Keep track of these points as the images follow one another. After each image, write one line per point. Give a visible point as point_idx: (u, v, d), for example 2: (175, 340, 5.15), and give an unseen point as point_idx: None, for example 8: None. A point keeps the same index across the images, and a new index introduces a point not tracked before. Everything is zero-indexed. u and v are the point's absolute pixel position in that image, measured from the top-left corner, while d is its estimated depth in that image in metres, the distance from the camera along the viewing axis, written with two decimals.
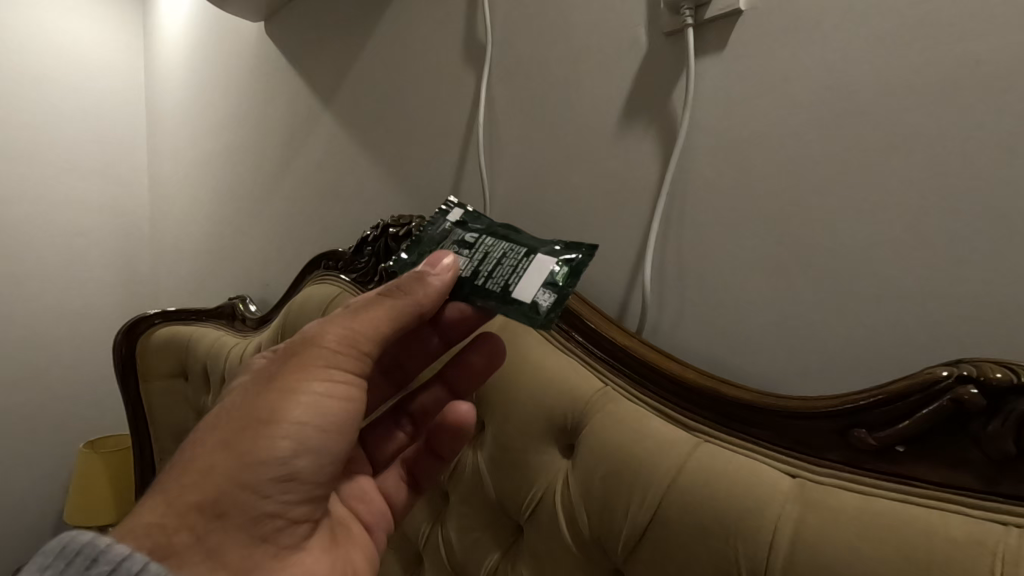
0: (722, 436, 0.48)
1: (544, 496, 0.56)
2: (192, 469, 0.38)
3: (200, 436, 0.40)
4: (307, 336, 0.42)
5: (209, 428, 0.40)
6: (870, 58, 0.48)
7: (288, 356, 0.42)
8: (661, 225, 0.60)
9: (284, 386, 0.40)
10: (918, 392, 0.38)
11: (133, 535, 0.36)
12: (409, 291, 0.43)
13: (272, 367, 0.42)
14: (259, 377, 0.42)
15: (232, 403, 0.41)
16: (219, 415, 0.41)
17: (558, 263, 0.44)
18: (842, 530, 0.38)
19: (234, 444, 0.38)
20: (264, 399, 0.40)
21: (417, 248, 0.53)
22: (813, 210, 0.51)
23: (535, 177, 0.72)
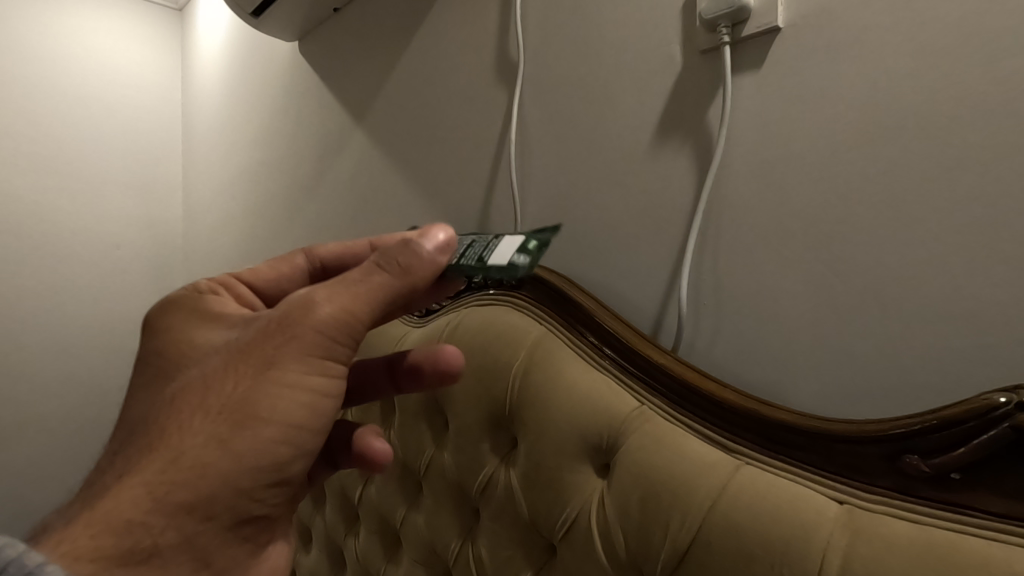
0: (765, 459, 0.47)
1: (579, 515, 0.55)
2: (179, 464, 0.37)
3: (176, 417, 0.38)
4: (300, 311, 0.39)
5: (191, 411, 0.38)
6: (916, 75, 0.47)
7: (277, 337, 0.39)
8: (697, 242, 0.60)
9: (278, 376, 0.39)
10: (973, 418, 0.37)
11: (108, 533, 0.35)
12: (411, 275, 0.39)
13: (260, 347, 0.39)
14: (246, 357, 0.39)
15: (216, 385, 0.38)
16: (202, 399, 0.38)
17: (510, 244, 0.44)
18: (897, 561, 0.37)
19: (226, 439, 0.37)
20: (258, 391, 0.38)
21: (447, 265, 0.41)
22: (856, 229, 0.50)
23: (567, 193, 0.73)
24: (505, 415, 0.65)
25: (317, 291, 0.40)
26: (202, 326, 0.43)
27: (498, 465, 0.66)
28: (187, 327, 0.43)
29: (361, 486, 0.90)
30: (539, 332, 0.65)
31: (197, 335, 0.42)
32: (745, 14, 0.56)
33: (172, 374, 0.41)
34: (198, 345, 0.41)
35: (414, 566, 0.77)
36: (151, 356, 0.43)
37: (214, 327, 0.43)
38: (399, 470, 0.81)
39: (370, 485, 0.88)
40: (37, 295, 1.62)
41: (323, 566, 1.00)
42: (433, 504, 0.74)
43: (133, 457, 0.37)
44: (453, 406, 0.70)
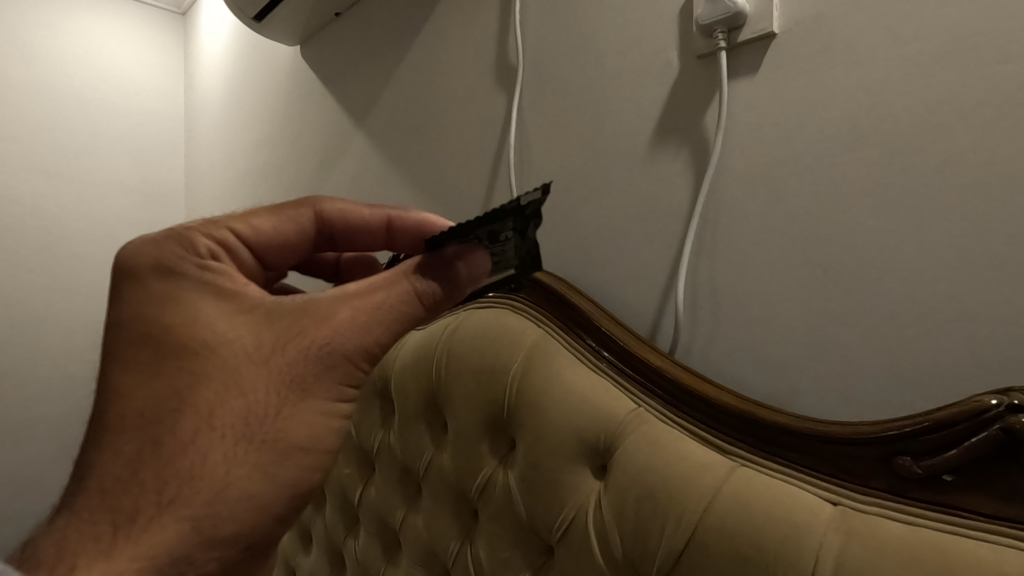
0: (760, 461, 0.47)
1: (576, 517, 0.56)
2: (227, 492, 0.39)
3: (215, 444, 0.39)
4: (338, 339, 0.42)
5: (233, 438, 0.39)
6: (909, 81, 0.48)
7: (316, 363, 0.41)
8: (694, 246, 0.60)
9: (316, 406, 0.42)
10: (966, 420, 0.37)
11: (156, 561, 0.36)
12: (440, 307, 0.45)
13: (300, 370, 0.41)
14: (284, 380, 0.41)
15: (256, 409, 0.40)
16: (243, 425, 0.39)
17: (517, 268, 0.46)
18: (888, 561, 0.37)
19: (269, 470, 0.40)
20: (297, 420, 0.41)
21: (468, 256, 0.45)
22: (850, 233, 0.50)
23: (566, 197, 0.73)
24: (503, 416, 0.65)
25: (353, 315, 0.42)
26: (215, 313, 0.41)
27: (496, 466, 0.66)
28: (201, 306, 0.41)
29: (361, 487, 0.90)
30: (536, 335, 0.66)
31: (213, 328, 0.40)
32: (741, 20, 0.56)
33: (191, 378, 0.39)
34: (218, 344, 0.40)
35: (413, 567, 0.78)
36: (151, 346, 0.39)
37: (229, 319, 0.41)
38: (399, 471, 0.82)
39: (370, 486, 0.88)
40: (39, 298, 1.62)
41: (322, 568, 1.00)
42: (432, 506, 0.74)
43: (168, 481, 0.37)
44: (452, 407, 0.71)
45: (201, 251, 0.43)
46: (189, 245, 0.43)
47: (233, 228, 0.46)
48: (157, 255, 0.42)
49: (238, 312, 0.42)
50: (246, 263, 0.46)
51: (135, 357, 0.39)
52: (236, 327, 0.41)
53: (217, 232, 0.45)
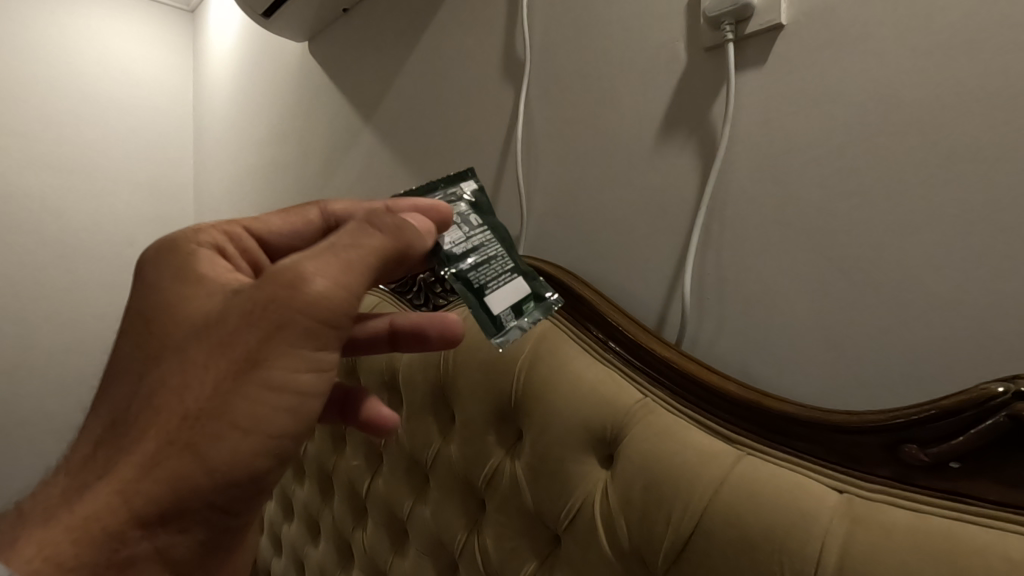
0: (766, 449, 0.48)
1: (583, 506, 0.56)
2: (158, 466, 0.37)
3: (154, 418, 0.38)
4: (292, 296, 0.39)
5: (175, 413, 0.38)
6: (917, 71, 0.48)
7: (265, 330, 0.39)
8: (700, 238, 0.61)
9: (263, 377, 0.39)
10: (972, 407, 0.37)
11: (81, 537, 0.35)
12: (412, 255, 0.42)
13: (248, 338, 0.39)
14: (230, 352, 0.39)
15: (198, 381, 0.38)
16: (188, 396, 0.38)
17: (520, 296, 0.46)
18: (895, 549, 0.37)
19: (202, 444, 0.37)
20: (240, 394, 0.38)
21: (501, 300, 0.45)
22: (856, 226, 0.51)
23: (571, 190, 0.74)
24: (510, 407, 0.66)
25: (309, 274, 0.39)
26: (188, 297, 0.42)
27: (503, 457, 0.67)
28: (175, 289, 0.42)
29: (369, 480, 0.91)
30: (544, 327, 0.66)
31: (184, 311, 0.41)
32: (749, 13, 0.56)
33: (155, 361, 0.40)
34: (183, 325, 0.40)
35: (421, 558, 0.79)
36: (131, 333, 0.41)
37: (198, 300, 0.41)
38: (406, 463, 0.83)
39: (378, 478, 0.89)
40: (49, 292, 1.64)
41: (331, 560, 1.01)
42: (440, 496, 0.75)
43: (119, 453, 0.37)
44: (459, 398, 0.71)
45: (204, 242, 0.46)
46: (198, 236, 0.47)
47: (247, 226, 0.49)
48: (167, 243, 0.46)
49: (208, 294, 0.42)
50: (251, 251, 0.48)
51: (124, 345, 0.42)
52: (203, 308, 0.41)
53: (227, 226, 0.48)
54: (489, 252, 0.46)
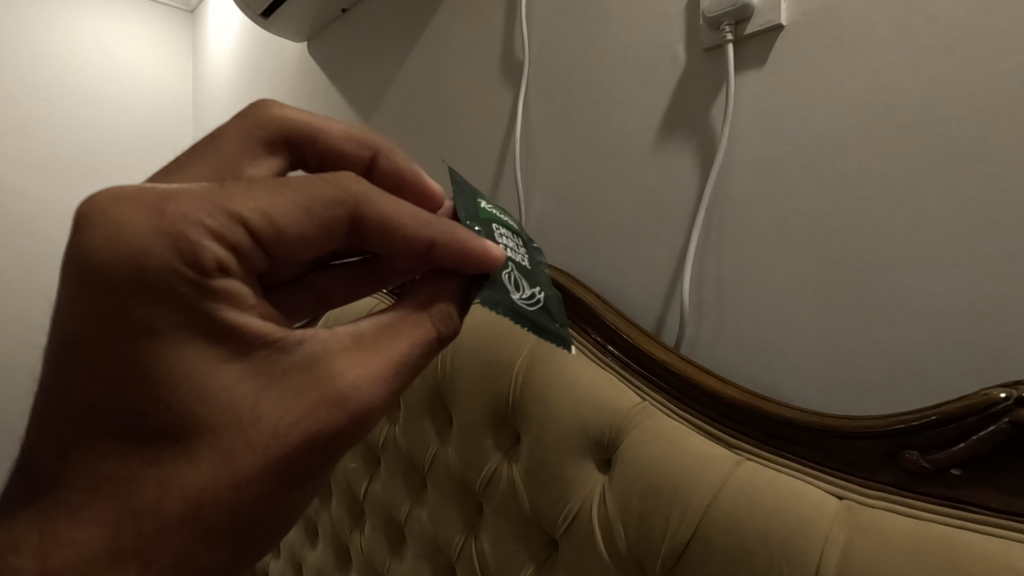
0: (765, 454, 0.47)
1: (581, 510, 0.56)
2: None
3: (171, 548, 0.29)
4: (358, 426, 0.32)
5: (205, 541, 0.30)
6: (917, 73, 0.47)
7: (323, 452, 0.31)
8: (700, 240, 0.60)
9: (305, 486, 0.33)
10: (974, 414, 0.37)
11: None
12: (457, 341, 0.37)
13: (305, 462, 0.31)
14: (285, 473, 0.31)
15: (241, 510, 0.30)
16: (226, 519, 0.30)
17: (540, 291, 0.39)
18: (895, 557, 0.37)
19: (241, 553, 0.32)
20: (284, 508, 0.33)
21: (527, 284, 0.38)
22: (855, 227, 0.50)
23: (570, 191, 0.73)
24: (508, 411, 0.65)
25: (378, 389, 0.32)
26: (212, 366, 0.28)
27: (501, 460, 0.66)
28: (189, 356, 0.27)
29: (367, 482, 0.90)
30: (541, 330, 0.66)
31: (205, 391, 0.28)
32: (748, 13, 0.56)
33: (177, 475, 0.28)
34: (215, 420, 0.28)
35: (418, 561, 0.78)
36: (126, 399, 0.27)
37: (234, 382, 0.29)
38: (404, 465, 0.82)
39: (376, 480, 0.88)
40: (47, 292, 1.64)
41: (328, 562, 1.01)
42: (438, 500, 0.74)
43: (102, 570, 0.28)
44: (457, 401, 0.71)
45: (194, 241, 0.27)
46: (182, 241, 0.26)
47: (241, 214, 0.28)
48: (133, 233, 0.26)
49: (243, 373, 0.29)
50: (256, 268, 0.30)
51: (112, 406, 0.27)
52: (233, 387, 0.29)
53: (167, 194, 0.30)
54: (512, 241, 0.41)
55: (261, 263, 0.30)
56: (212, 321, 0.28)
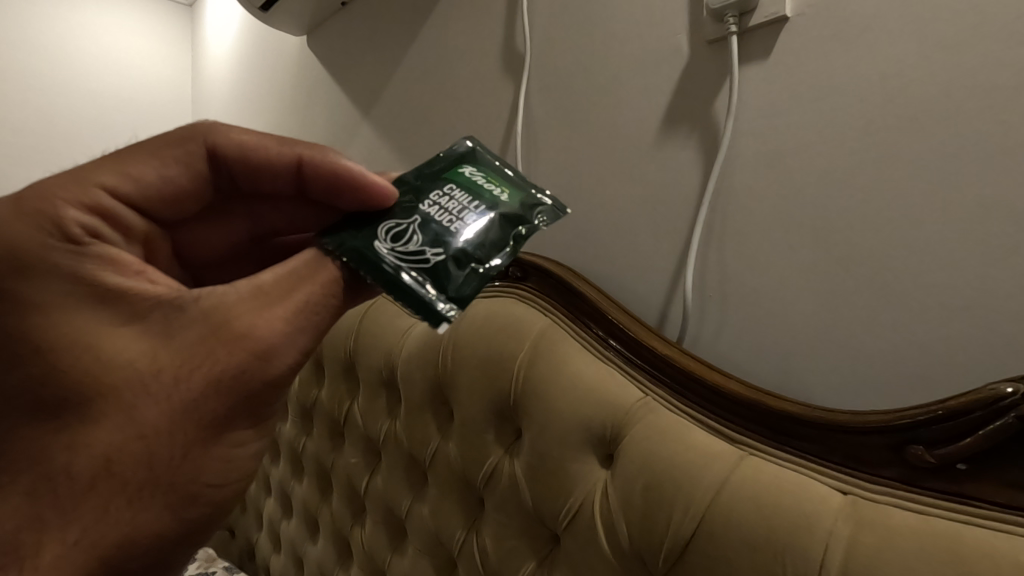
0: (768, 449, 0.47)
1: (583, 505, 0.55)
2: (124, 540, 0.35)
3: (97, 485, 0.34)
4: (254, 367, 0.36)
5: (126, 482, 0.34)
6: (924, 65, 0.47)
7: (230, 393, 0.36)
8: (703, 234, 0.60)
9: (222, 434, 0.38)
10: (979, 408, 0.36)
11: None
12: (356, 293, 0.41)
13: (207, 401, 0.36)
14: (188, 413, 0.35)
15: (156, 449, 0.35)
16: (145, 467, 0.35)
17: (446, 249, 0.40)
18: (900, 553, 0.37)
19: (176, 507, 0.36)
20: (204, 454, 0.37)
21: (428, 243, 0.40)
22: (861, 222, 0.50)
23: (571, 185, 0.73)
24: (509, 406, 0.65)
25: (275, 330, 0.36)
26: (102, 329, 0.35)
27: (502, 455, 0.66)
28: (82, 320, 0.35)
29: (367, 477, 0.90)
30: (542, 325, 0.65)
31: (97, 349, 0.35)
32: (752, 5, 0.55)
33: (85, 418, 0.34)
34: (112, 369, 0.34)
35: (419, 556, 0.78)
36: (32, 375, 0.34)
37: (124, 337, 0.35)
38: (405, 460, 0.82)
39: (376, 476, 0.88)
40: None
41: (329, 557, 1.01)
42: (438, 495, 0.74)
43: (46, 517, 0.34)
44: (457, 395, 0.71)
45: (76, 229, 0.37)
46: (59, 222, 0.37)
47: (106, 185, 0.40)
48: (19, 237, 0.36)
49: (131, 329, 0.36)
50: (134, 228, 0.41)
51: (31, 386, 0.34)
52: (127, 346, 0.35)
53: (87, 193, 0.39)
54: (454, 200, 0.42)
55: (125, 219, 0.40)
56: (88, 282, 0.36)
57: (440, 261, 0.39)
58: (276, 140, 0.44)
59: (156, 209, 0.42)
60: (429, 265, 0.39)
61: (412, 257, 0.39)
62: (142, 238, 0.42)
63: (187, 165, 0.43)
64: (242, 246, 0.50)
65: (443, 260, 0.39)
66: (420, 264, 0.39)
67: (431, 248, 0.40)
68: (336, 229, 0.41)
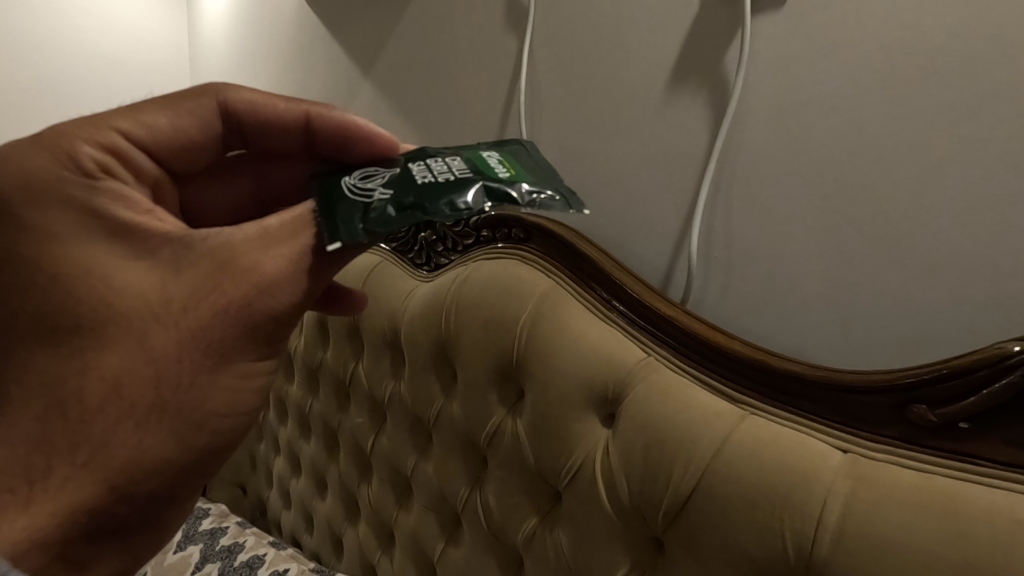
0: (770, 408, 0.47)
1: (585, 463, 0.56)
2: (139, 459, 0.36)
3: (111, 404, 0.35)
4: (261, 298, 0.37)
5: (142, 405, 0.36)
6: (948, 12, 0.44)
7: (236, 324, 0.38)
8: (710, 194, 0.58)
9: (229, 369, 0.39)
10: (985, 367, 0.36)
11: (57, 518, 0.34)
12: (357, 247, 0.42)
13: (219, 334, 0.37)
14: (198, 342, 0.37)
15: (167, 374, 0.37)
16: (152, 393, 0.36)
17: (397, 192, 0.39)
18: (898, 509, 0.37)
19: (184, 433, 0.38)
20: (212, 387, 0.38)
21: (392, 183, 0.40)
22: (874, 180, 0.48)
23: (576, 144, 0.71)
24: (512, 367, 0.65)
25: (278, 268, 0.38)
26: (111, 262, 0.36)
27: (505, 415, 0.67)
28: (92, 250, 0.36)
29: (373, 437, 0.92)
30: (545, 286, 0.65)
31: (111, 281, 0.36)
32: None
33: (96, 344, 0.35)
34: (124, 298, 0.36)
35: (425, 512, 0.80)
36: (44, 299, 0.35)
37: (136, 269, 0.37)
38: (409, 420, 0.83)
39: (382, 435, 0.90)
40: None
41: (338, 513, 1.04)
42: (442, 453, 0.76)
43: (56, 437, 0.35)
44: (461, 356, 0.71)
45: (88, 165, 0.38)
46: (72, 156, 0.37)
47: (121, 130, 0.40)
48: (35, 167, 0.37)
49: (143, 258, 0.37)
50: (145, 171, 0.41)
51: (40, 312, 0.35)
52: (140, 279, 0.36)
53: (102, 134, 0.39)
54: (443, 164, 0.41)
55: (137, 161, 0.40)
56: (101, 217, 0.37)
57: (387, 197, 0.39)
58: (287, 99, 0.44)
59: (168, 158, 0.43)
60: (375, 197, 0.39)
61: (366, 190, 0.40)
62: (151, 181, 0.42)
63: (196, 117, 0.43)
64: (248, 212, 0.49)
65: (388, 197, 0.39)
66: (367, 194, 0.39)
67: (388, 186, 0.40)
68: (341, 172, 0.42)
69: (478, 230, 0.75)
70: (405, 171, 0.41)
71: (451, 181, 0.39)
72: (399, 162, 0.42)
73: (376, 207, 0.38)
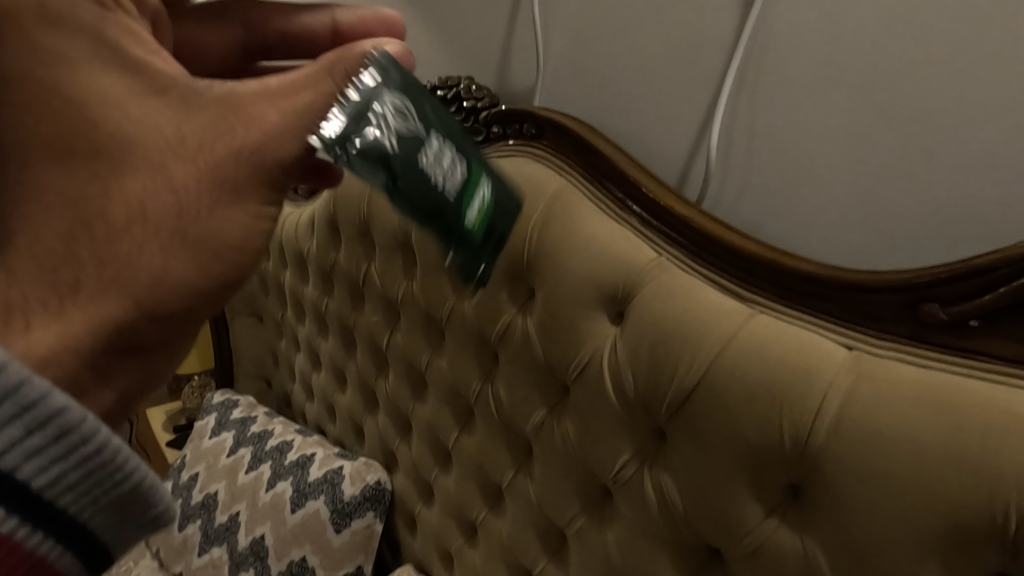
0: (779, 307, 0.47)
1: (591, 360, 0.58)
2: (155, 282, 0.30)
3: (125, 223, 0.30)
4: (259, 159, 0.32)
5: (161, 226, 0.30)
6: None
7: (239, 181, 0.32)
8: (733, 84, 0.55)
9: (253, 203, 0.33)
10: (1004, 265, 0.36)
11: (62, 344, 0.28)
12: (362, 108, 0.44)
13: (243, 156, 0.32)
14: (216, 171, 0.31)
15: (184, 202, 0.31)
16: (174, 220, 0.31)
17: (369, 143, 0.32)
18: (897, 403, 0.39)
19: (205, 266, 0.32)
20: (232, 216, 0.32)
21: (376, 121, 0.32)
22: (912, 65, 0.45)
23: (590, 29, 0.66)
24: (523, 266, 0.65)
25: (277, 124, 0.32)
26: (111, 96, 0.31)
27: (515, 314, 0.68)
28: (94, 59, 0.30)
29: (388, 334, 0.95)
30: (556, 185, 0.63)
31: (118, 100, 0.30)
32: None
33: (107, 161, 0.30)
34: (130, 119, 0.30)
35: (440, 404, 0.85)
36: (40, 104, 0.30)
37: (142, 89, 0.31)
38: (423, 319, 0.85)
39: (397, 333, 0.93)
40: None
41: (358, 404, 1.11)
42: (455, 349, 0.78)
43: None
44: None
45: None
46: None
47: None
48: None
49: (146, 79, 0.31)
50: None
51: (34, 126, 0.30)
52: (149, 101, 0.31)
53: None
54: (433, 146, 0.34)
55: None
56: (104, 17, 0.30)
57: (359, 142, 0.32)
58: None
59: None
60: (338, 131, 0.32)
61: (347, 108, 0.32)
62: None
63: None
64: (237, 61, 0.45)
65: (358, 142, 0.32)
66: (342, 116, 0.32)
67: (362, 121, 0.32)
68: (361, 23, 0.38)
69: (487, 125, 0.73)
70: (400, 124, 0.33)
71: (432, 184, 0.34)
72: (408, 94, 0.34)
73: (342, 144, 0.32)
